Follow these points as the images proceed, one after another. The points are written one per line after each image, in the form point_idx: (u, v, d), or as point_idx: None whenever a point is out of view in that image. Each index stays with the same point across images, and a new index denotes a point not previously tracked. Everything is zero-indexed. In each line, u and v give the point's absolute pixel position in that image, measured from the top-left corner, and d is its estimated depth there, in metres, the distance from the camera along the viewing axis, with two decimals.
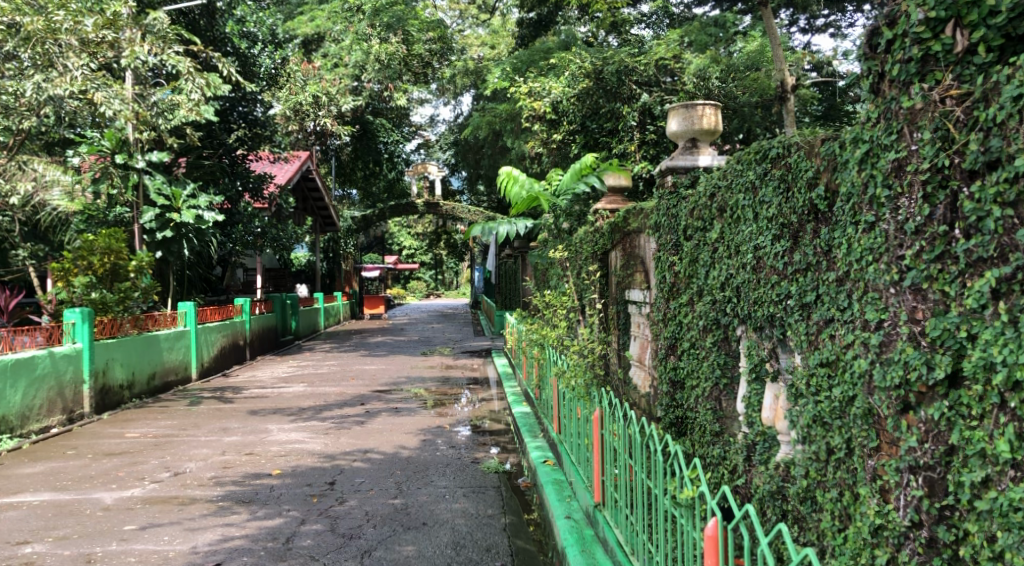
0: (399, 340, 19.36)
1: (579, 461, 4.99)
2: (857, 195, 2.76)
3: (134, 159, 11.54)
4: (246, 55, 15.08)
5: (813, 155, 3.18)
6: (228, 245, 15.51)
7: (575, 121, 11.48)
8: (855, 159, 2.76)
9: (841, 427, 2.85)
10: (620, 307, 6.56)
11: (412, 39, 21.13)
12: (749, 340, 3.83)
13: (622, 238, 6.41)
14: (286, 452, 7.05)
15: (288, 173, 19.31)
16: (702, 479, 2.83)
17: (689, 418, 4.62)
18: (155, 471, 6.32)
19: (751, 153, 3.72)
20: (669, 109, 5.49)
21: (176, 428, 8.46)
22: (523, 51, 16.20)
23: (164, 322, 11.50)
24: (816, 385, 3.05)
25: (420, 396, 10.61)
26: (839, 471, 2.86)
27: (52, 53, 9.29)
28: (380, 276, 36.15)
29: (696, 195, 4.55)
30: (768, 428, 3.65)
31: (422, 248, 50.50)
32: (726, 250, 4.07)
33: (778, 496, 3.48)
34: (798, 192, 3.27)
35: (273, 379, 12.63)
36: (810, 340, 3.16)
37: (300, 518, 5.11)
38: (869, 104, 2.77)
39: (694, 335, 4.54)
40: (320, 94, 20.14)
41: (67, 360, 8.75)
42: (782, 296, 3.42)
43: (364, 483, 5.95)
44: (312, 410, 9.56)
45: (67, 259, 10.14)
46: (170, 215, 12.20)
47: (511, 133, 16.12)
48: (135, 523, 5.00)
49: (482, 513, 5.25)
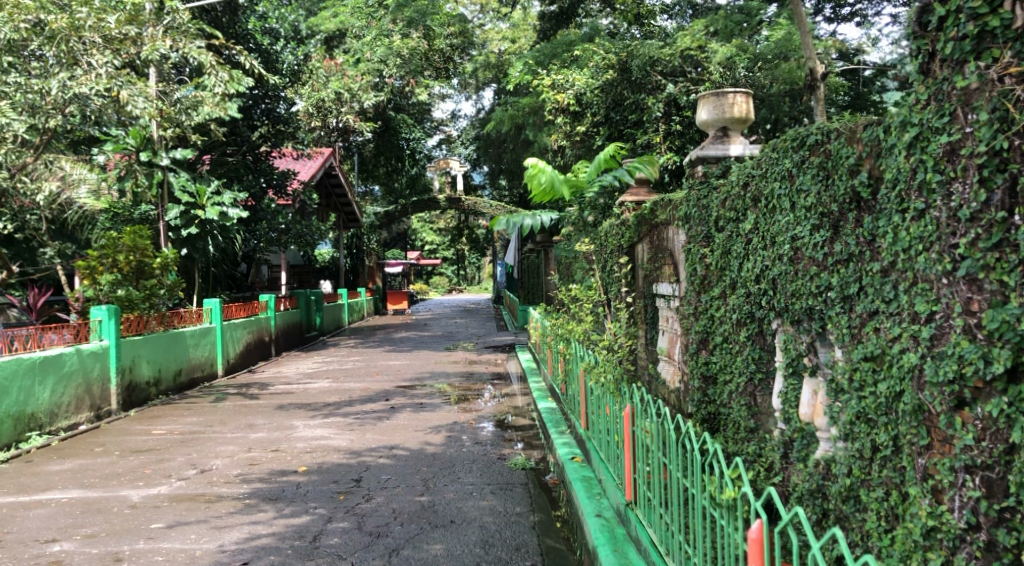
0: (423, 335, 19.34)
1: (609, 459, 4.89)
2: (906, 181, 2.64)
3: (159, 157, 11.66)
4: (269, 52, 15.09)
5: (855, 141, 3.07)
6: (253, 241, 15.52)
7: (599, 113, 11.47)
8: (904, 144, 2.64)
9: (887, 424, 2.75)
10: (648, 300, 6.45)
11: (434, 34, 21.45)
12: (786, 334, 3.71)
13: (650, 231, 6.30)
14: (312, 449, 7.01)
15: (311, 170, 19.34)
16: (746, 479, 2.73)
17: (721, 413, 4.52)
18: (181, 468, 6.30)
19: (787, 140, 3.59)
20: (698, 96, 5.33)
21: (202, 424, 8.46)
22: (546, 43, 16.05)
23: (190, 319, 11.53)
24: (859, 381, 2.93)
25: (445, 392, 10.54)
26: (885, 470, 2.76)
27: (77, 51, 9.36)
28: (403, 273, 36.16)
29: (728, 185, 4.42)
30: (807, 425, 3.54)
31: (443, 243, 50.42)
32: (761, 241, 3.95)
33: (818, 495, 3.38)
34: (838, 180, 3.15)
35: (298, 375, 12.64)
36: (852, 333, 3.04)
37: (327, 516, 5.06)
38: (916, 86, 2.66)
39: (727, 330, 4.42)
40: (342, 91, 20.08)
41: (94, 357, 8.77)
42: (822, 288, 3.30)
43: (390, 480, 5.89)
44: (338, 406, 9.53)
45: (93, 257, 10.16)
46: (195, 212, 12.24)
47: (533, 126, 16.01)
48: (163, 521, 4.97)
49: (511, 510, 5.17)
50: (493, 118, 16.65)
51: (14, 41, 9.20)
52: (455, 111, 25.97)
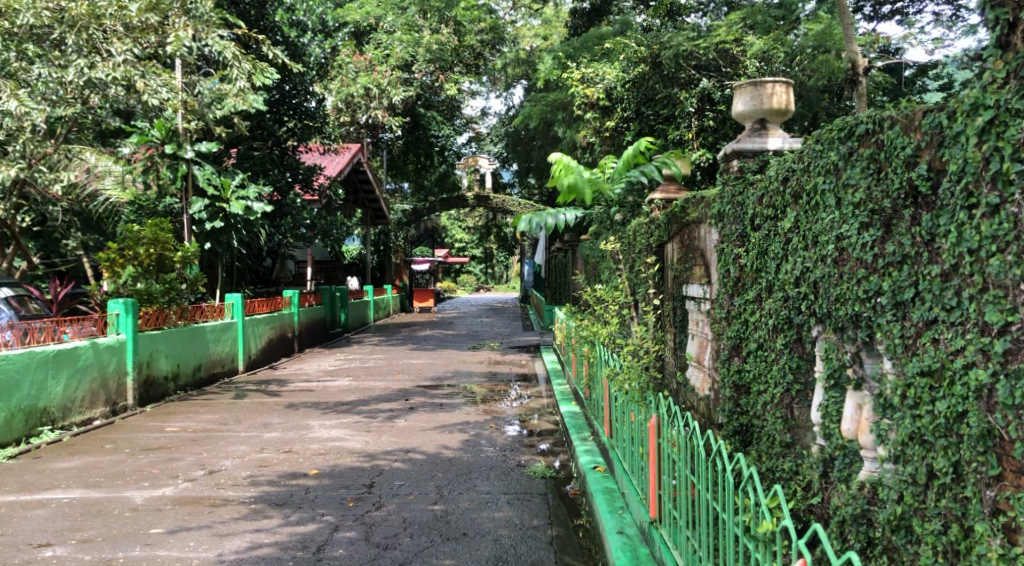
0: (448, 334, 19.09)
1: (632, 470, 4.60)
2: (976, 171, 2.35)
3: (184, 149, 11.27)
4: (296, 44, 14.92)
5: (912, 129, 2.74)
6: (278, 236, 15.34)
7: (631, 108, 11.14)
8: (976, 130, 2.35)
9: (947, 448, 2.44)
10: (676, 303, 6.14)
11: (464, 30, 21.71)
12: (827, 341, 3.39)
13: (680, 230, 5.98)
14: (326, 450, 6.77)
15: (338, 165, 19.01)
16: (786, 511, 2.42)
17: (755, 426, 4.21)
18: (189, 469, 6.09)
19: (835, 130, 3.28)
20: (735, 86, 5.03)
21: (216, 422, 8.27)
22: (577, 38, 15.79)
23: (211, 313, 11.38)
24: (914, 398, 2.61)
25: (468, 392, 10.26)
26: (943, 500, 2.46)
27: (96, 39, 9.36)
28: (432, 270, 36.00)
29: (766, 181, 4.11)
30: (850, 442, 3.23)
31: (472, 242, 50.16)
32: (802, 241, 3.63)
33: (862, 521, 3.06)
34: (892, 172, 2.83)
35: (319, 372, 12.44)
36: (906, 344, 2.72)
37: (334, 524, 4.82)
38: (992, 63, 2.39)
39: (762, 336, 4.11)
40: (372, 87, 19.66)
41: (111, 351, 8.63)
42: (871, 293, 2.98)
43: (403, 487, 5.63)
44: (356, 404, 9.31)
45: (113, 249, 10.03)
46: (219, 206, 12.02)
47: (563, 122, 15.74)
48: (163, 526, 4.75)
49: (527, 523, 4.89)
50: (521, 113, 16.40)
51: (36, 28, 9.20)
52: (485, 108, 25.64)
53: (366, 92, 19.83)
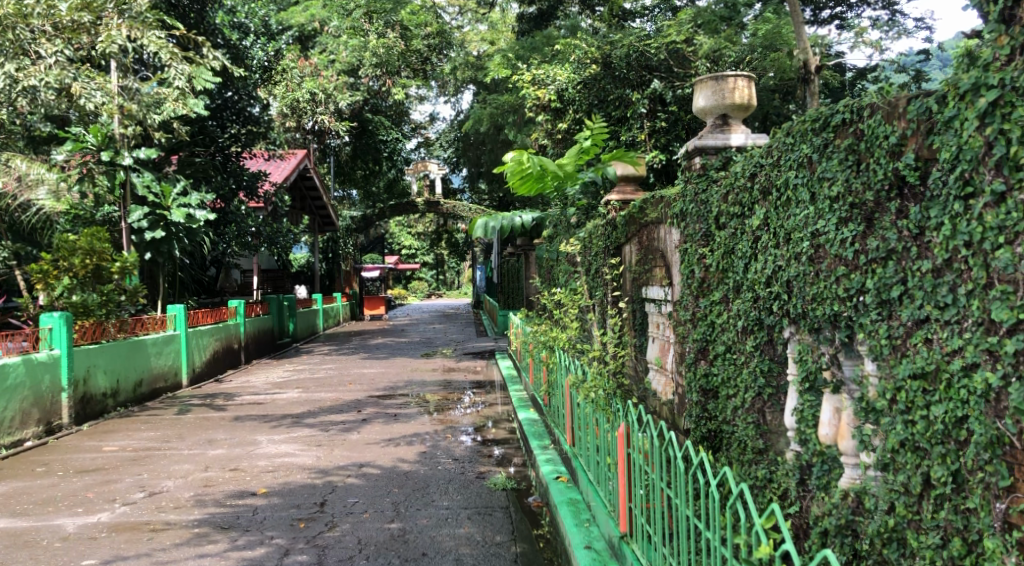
0: (400, 341, 18.75)
1: (598, 481, 4.42)
2: (976, 156, 2.22)
3: (121, 156, 10.73)
4: (237, 47, 14.35)
5: (896, 117, 2.59)
6: (221, 245, 14.78)
7: (582, 110, 10.90)
8: (975, 113, 2.22)
9: (945, 457, 2.31)
10: (636, 305, 5.98)
11: (410, 34, 21.22)
12: (801, 343, 3.23)
13: (639, 230, 5.81)
14: (275, 467, 6.44)
15: (285, 171, 18.56)
16: (787, 539, 2.23)
17: (724, 432, 4.03)
18: (128, 491, 5.72)
19: (808, 121, 3.13)
20: (696, 81, 4.82)
21: (158, 440, 7.87)
22: (525, 40, 15.71)
23: (152, 325, 10.91)
24: (906, 402, 2.46)
25: (422, 401, 10.01)
26: (942, 512, 2.32)
27: (23, 40, 8.96)
28: (382, 279, 35.57)
29: (731, 177, 3.97)
30: (829, 448, 3.07)
31: (422, 248, 49.71)
32: (773, 239, 3.48)
33: (846, 533, 2.89)
34: (874, 164, 2.68)
35: (267, 384, 12.05)
36: (893, 345, 2.56)
37: (285, 548, 4.53)
38: (995, 39, 2.26)
39: (730, 338, 3.94)
40: (318, 91, 19.66)
41: (44, 367, 8.16)
42: (853, 292, 2.81)
43: (357, 505, 5.35)
44: (306, 417, 8.98)
45: (46, 259, 9.56)
46: (159, 213, 11.43)
47: (513, 125, 15.58)
48: (96, 556, 4.41)
49: (490, 540, 4.66)
50: (472, 116, 16.23)
51: None
52: (433, 114, 25.51)
53: (312, 97, 19.79)
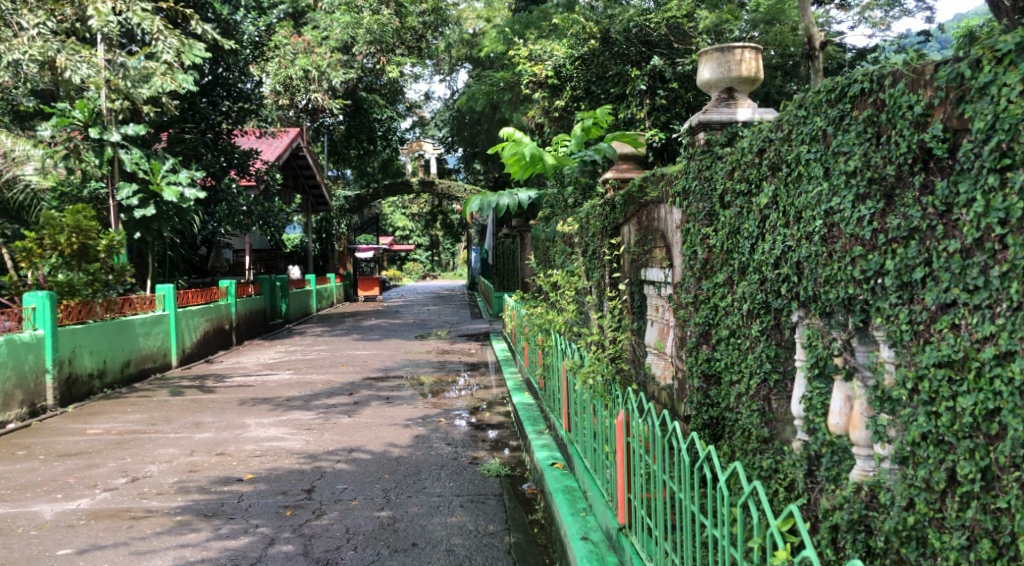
0: (395, 322, 18.57)
1: (595, 469, 4.26)
2: (1016, 125, 2.06)
3: (110, 132, 10.44)
4: (228, 21, 14.10)
5: (921, 86, 2.42)
6: (212, 224, 14.54)
7: (580, 86, 10.83)
8: (1018, 77, 2.07)
9: (972, 452, 2.16)
10: (635, 288, 5.80)
11: (405, 11, 20.86)
12: (811, 327, 3.06)
13: (638, 210, 5.61)
14: (263, 452, 6.27)
15: (277, 150, 18.33)
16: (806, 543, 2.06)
17: (726, 419, 3.85)
18: (110, 477, 5.55)
19: (823, 91, 2.93)
20: (701, 52, 4.61)
21: (145, 423, 7.69)
22: (521, 16, 15.45)
23: (140, 305, 10.70)
24: (929, 392, 2.30)
25: (416, 383, 9.84)
26: (969, 511, 2.17)
27: (5, 11, 8.85)
28: (378, 260, 35.36)
29: (738, 152, 3.78)
30: (839, 438, 2.90)
31: (418, 229, 49.43)
32: (782, 217, 3.29)
33: (859, 528, 2.69)
34: (896, 138, 2.50)
35: (258, 365, 11.87)
36: (915, 331, 2.38)
37: (270, 537, 4.36)
38: None
39: (734, 322, 3.76)
40: (311, 69, 19.46)
41: (28, 347, 7.97)
42: (870, 274, 2.62)
43: (346, 492, 5.18)
44: (297, 399, 8.81)
45: (31, 237, 9.35)
46: (150, 191, 11.16)
47: (509, 103, 15.34)
48: (73, 546, 4.25)
49: (483, 529, 4.50)
50: (468, 94, 15.97)
51: None
52: (428, 93, 25.20)
53: (306, 75, 19.61)
